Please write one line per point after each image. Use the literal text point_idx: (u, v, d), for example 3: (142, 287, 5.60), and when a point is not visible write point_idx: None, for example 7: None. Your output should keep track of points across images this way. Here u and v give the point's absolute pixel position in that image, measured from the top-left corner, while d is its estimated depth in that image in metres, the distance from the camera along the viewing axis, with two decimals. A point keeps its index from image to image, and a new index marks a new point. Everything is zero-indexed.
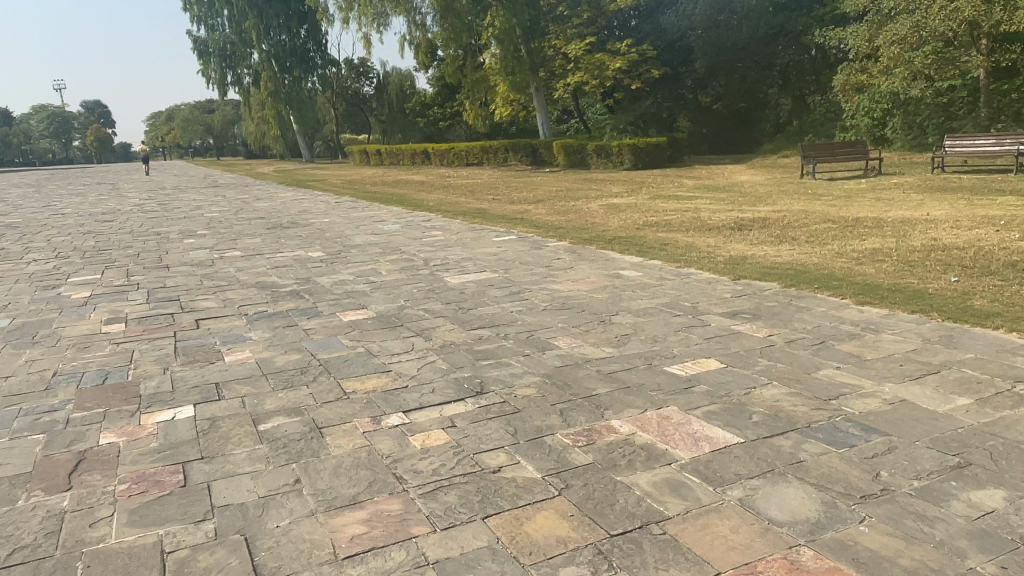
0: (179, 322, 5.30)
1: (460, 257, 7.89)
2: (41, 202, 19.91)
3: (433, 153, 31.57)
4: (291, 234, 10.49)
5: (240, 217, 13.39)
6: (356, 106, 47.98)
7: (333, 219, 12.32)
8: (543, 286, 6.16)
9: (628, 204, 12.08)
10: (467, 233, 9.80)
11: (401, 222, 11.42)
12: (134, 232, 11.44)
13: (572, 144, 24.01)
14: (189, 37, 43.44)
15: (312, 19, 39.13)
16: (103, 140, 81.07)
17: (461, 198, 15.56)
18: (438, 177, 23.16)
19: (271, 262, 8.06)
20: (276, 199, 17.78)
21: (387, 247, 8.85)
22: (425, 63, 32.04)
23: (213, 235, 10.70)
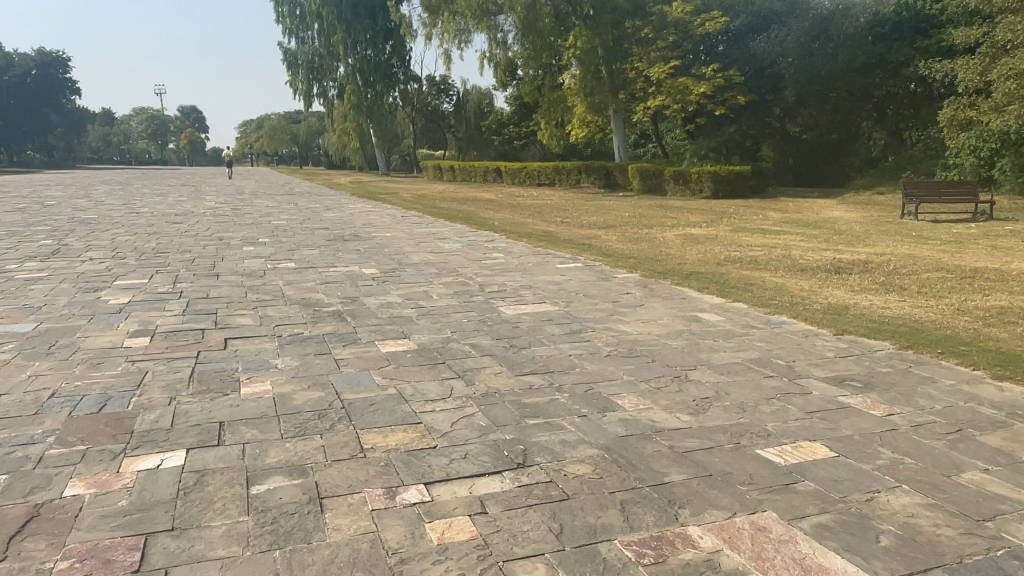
0: (206, 340, 4.84)
1: (519, 283, 7.26)
2: (122, 200, 20.45)
3: (506, 172, 31.22)
4: (349, 247, 10.12)
5: (303, 226, 13.20)
6: (435, 122, 48.44)
7: (394, 233, 11.93)
8: (609, 325, 5.44)
9: (707, 235, 11.22)
10: (530, 257, 9.19)
11: (462, 240, 10.92)
12: (196, 236, 11.33)
13: (648, 169, 23.15)
14: (279, 48, 44.82)
15: (397, 36, 39.66)
16: (196, 144, 85.06)
17: (530, 219, 15.01)
18: (509, 195, 22.70)
19: (321, 276, 7.63)
20: (345, 210, 17.64)
21: (444, 267, 8.32)
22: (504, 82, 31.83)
23: (272, 243, 10.45)
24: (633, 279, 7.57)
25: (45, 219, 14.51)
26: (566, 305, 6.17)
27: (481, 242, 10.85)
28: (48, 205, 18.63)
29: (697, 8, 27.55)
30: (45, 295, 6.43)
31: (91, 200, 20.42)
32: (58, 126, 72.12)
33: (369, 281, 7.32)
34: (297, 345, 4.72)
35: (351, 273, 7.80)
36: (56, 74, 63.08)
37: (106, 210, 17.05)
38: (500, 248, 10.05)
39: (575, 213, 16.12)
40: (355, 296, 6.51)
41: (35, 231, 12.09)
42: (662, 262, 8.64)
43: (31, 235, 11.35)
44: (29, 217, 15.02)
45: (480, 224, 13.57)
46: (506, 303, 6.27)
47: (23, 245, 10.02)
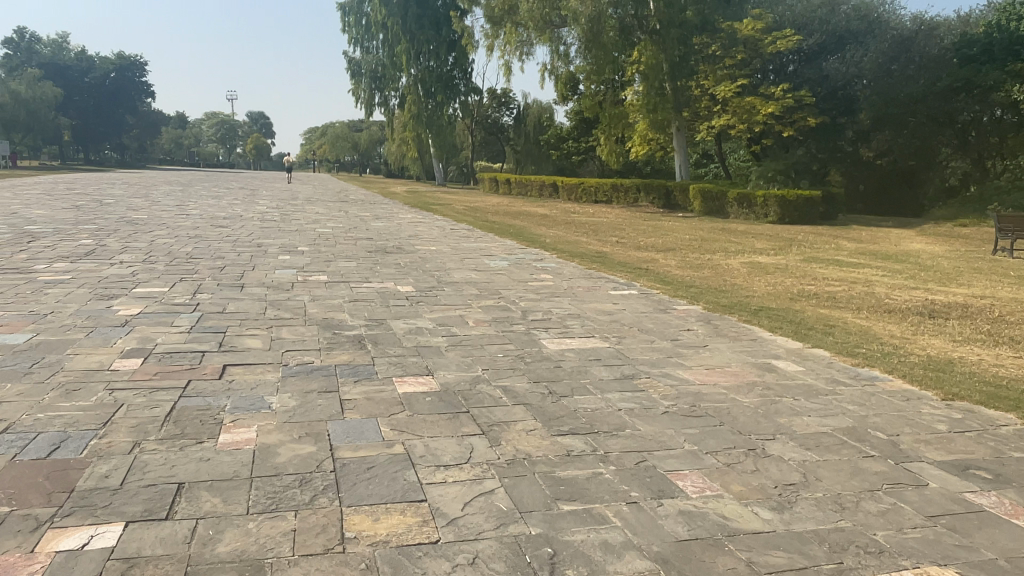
0: (204, 366, 4.26)
1: (566, 311, 6.52)
2: (179, 201, 20.57)
3: (563, 187, 30.53)
4: (389, 260, 9.57)
5: (348, 235, 12.77)
6: (494, 134, 48.17)
7: (439, 247, 11.36)
8: (667, 370, 4.65)
9: (776, 264, 10.27)
10: (579, 281, 8.44)
11: (509, 259, 10.26)
12: (236, 241, 10.98)
13: (711, 190, 22.12)
14: (344, 57, 45.29)
15: (460, 48, 39.49)
16: (262, 148, 87.30)
17: (583, 237, 14.27)
18: (564, 211, 22.00)
19: (352, 292, 7.06)
20: (394, 219, 17.25)
21: (486, 288, 7.65)
22: (563, 95, 31.25)
23: (311, 252, 10.00)
24: (695, 313, 6.74)
25: (97, 217, 14.51)
26: (618, 341, 5.40)
27: (530, 261, 10.16)
28: (106, 203, 18.83)
29: (770, 24, 26.37)
30: (57, 299, 6.02)
31: (149, 200, 20.60)
32: (134, 127, 75.09)
33: (401, 301, 6.70)
34: (302, 378, 4.09)
35: (384, 291, 7.20)
36: (133, 78, 65.67)
37: (159, 210, 17.07)
38: (548, 269, 9.34)
39: (631, 233, 15.30)
40: (383, 317, 5.88)
41: (80, 229, 11.96)
42: (727, 294, 7.79)
43: (75, 233, 11.21)
44: (82, 214, 15.09)
45: (530, 241, 12.93)
46: (549, 334, 5.54)
47: (62, 244, 9.82)
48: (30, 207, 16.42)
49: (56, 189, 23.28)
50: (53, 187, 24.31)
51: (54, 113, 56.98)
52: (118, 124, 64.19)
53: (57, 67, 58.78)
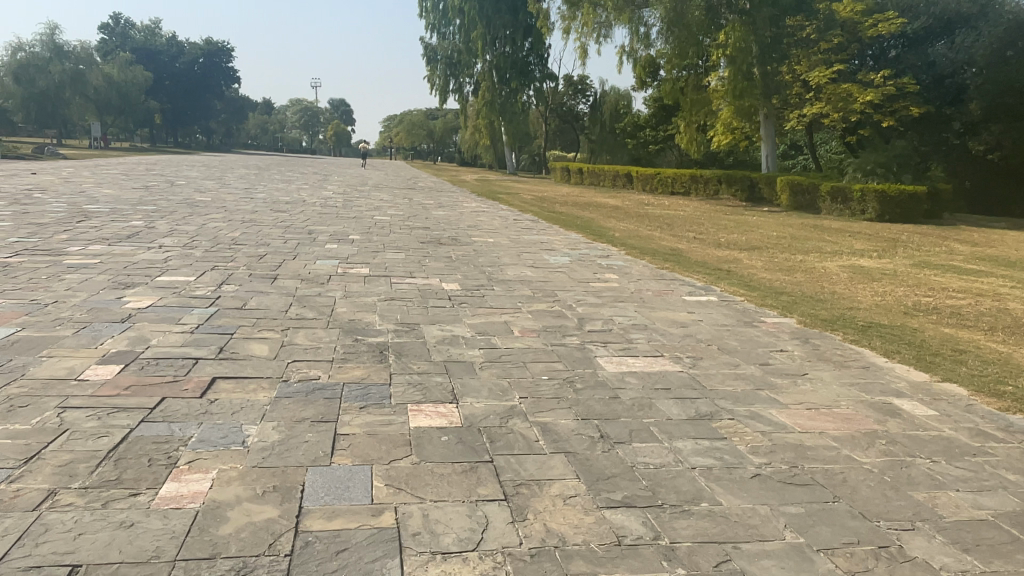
0: (189, 376, 3.57)
1: (631, 322, 5.57)
2: (248, 184, 20.63)
3: (637, 177, 29.25)
4: (440, 253, 8.81)
5: (405, 224, 12.13)
6: (569, 123, 47.02)
7: (498, 239, 10.57)
8: (755, 410, 3.67)
9: (880, 269, 9.01)
10: (647, 284, 7.44)
11: (572, 255, 9.37)
12: (287, 227, 10.51)
13: (800, 183, 20.50)
14: (421, 42, 45.07)
15: (537, 33, 38.54)
16: (341, 135, 88.95)
17: (656, 231, 13.24)
18: (638, 203, 20.90)
19: (391, 289, 6.31)
20: (457, 208, 16.59)
21: (541, 289, 6.78)
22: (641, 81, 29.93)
23: (361, 242, 9.38)
24: (786, 329, 5.67)
25: (161, 198, 14.48)
26: (692, 365, 4.42)
27: (595, 258, 9.21)
28: (178, 184, 19.04)
29: (870, 6, 24.32)
30: (69, 287, 5.53)
31: (220, 182, 20.75)
32: (221, 112, 78.03)
33: (443, 301, 5.91)
34: (297, 401, 3.33)
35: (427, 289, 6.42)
36: (220, 63, 68.19)
37: (226, 193, 17.03)
38: (615, 268, 8.37)
39: (710, 228, 14.13)
40: (418, 322, 5.09)
41: (138, 210, 11.79)
42: (826, 304, 6.70)
43: (130, 214, 11.02)
44: (149, 195, 15.12)
45: (598, 234, 12.00)
46: (610, 352, 4.62)
47: (112, 225, 9.57)
48: (104, 187, 16.66)
49: (137, 170, 23.93)
50: (134, 168, 25.03)
51: (147, 97, 59.86)
52: (205, 108, 66.85)
53: (151, 53, 61.70)
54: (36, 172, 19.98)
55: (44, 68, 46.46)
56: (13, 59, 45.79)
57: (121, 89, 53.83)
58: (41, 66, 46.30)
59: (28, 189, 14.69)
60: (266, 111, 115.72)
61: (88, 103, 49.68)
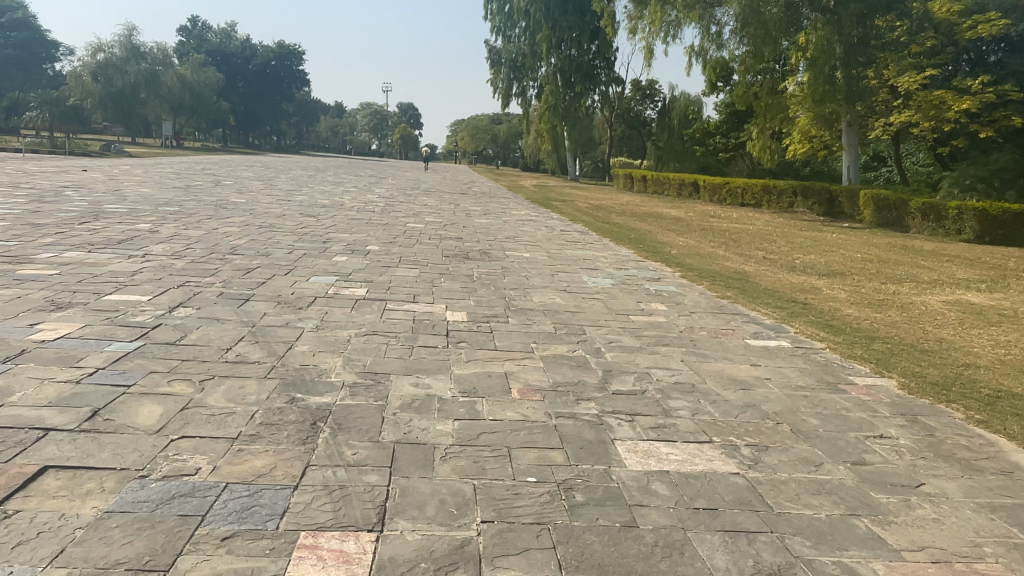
0: (5, 465, 2.51)
1: (674, 380, 4.22)
2: (295, 186, 20.15)
3: (705, 187, 27.55)
4: (461, 270, 7.66)
5: (437, 233, 11.08)
6: (635, 129, 45.39)
7: (534, 254, 9.34)
8: (848, 566, 2.32)
9: (995, 307, 7.36)
10: (703, 320, 6.07)
11: (616, 277, 8.08)
12: (303, 234, 9.59)
13: (886, 198, 18.54)
14: (485, 44, 44.17)
15: (604, 36, 37.16)
16: (407, 139, 89.45)
17: (720, 248, 11.76)
18: (703, 215, 19.34)
19: (379, 317, 5.16)
20: (503, 215, 15.53)
21: (567, 324, 5.51)
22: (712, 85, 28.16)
23: (378, 253, 8.34)
24: (886, 399, 4.23)
25: (193, 198, 13.95)
26: (751, 462, 3.08)
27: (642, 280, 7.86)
28: (224, 184, 18.69)
29: (969, 6, 22.09)
30: None
31: (266, 184, 20.30)
32: (291, 113, 79.83)
33: (437, 337, 4.74)
34: (128, 525, 2.20)
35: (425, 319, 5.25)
36: (291, 65, 69.67)
37: (267, 195, 16.47)
38: (665, 296, 7.02)
39: (783, 247, 12.53)
40: (390, 371, 3.91)
41: (159, 212, 11.13)
42: (934, 360, 5.19)
43: (146, 216, 10.35)
44: (184, 195, 14.64)
45: (652, 251, 10.61)
46: (636, 433, 3.30)
47: (114, 227, 8.84)
48: (146, 185, 16.35)
49: (192, 169, 23.95)
50: (190, 166, 25.11)
51: (220, 98, 61.72)
52: (275, 110, 68.46)
53: (225, 55, 63.58)
54: (91, 169, 20.03)
55: (122, 69, 48.43)
56: (94, 60, 47.82)
57: (194, 90, 55.57)
58: (119, 67, 48.21)
59: (65, 186, 14.44)
60: (337, 113, 118.15)
61: (162, 103, 51.46)
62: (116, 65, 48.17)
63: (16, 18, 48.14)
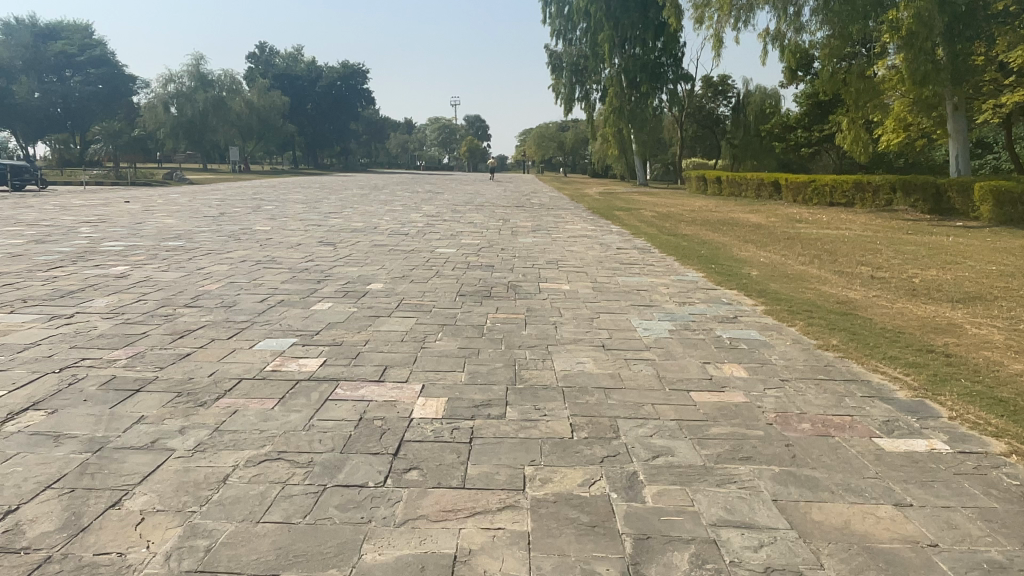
0: None
1: (763, 565, 2.32)
2: (338, 208, 19.07)
3: (787, 186, 24.98)
4: (470, 316, 5.92)
5: (465, 260, 9.43)
6: (708, 128, 42.85)
7: (575, 287, 7.52)
8: None
9: None
10: (804, 397, 4.08)
11: (679, 317, 6.15)
12: (300, 271, 8.11)
13: (1009, 190, 15.67)
14: (544, 50, 42.27)
15: (670, 31, 34.83)
16: (475, 151, 88.56)
17: (812, 264, 9.61)
18: (787, 219, 16.98)
19: (307, 419, 3.46)
20: (553, 231, 13.83)
21: (596, 414, 3.66)
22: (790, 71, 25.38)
23: (376, 296, 6.71)
24: None
25: (213, 229, 12.88)
26: None
27: (713, 323, 5.89)
28: (262, 210, 17.82)
29: None
30: None
31: (307, 207, 19.18)
32: (358, 132, 80.63)
33: (374, 463, 2.98)
34: None
35: (376, 418, 3.51)
36: (356, 85, 70.39)
37: (300, 220, 15.35)
38: (745, 350, 5.05)
39: (891, 259, 10.23)
40: (239, 568, 2.21)
41: (157, 248, 9.91)
42: None
43: (135, 255, 9.12)
44: (207, 225, 13.64)
45: (726, 273, 8.61)
46: None
47: (80, 273, 7.60)
48: (176, 216, 15.53)
49: (241, 196, 23.40)
50: (240, 193, 24.51)
51: (287, 121, 62.85)
52: (342, 129, 69.06)
53: (291, 78, 64.73)
54: (133, 201, 19.60)
55: (191, 97, 49.69)
56: (165, 90, 49.52)
57: (262, 114, 56.25)
58: (188, 96, 49.60)
59: (86, 222, 13.61)
60: (406, 130, 119.55)
61: (231, 129, 52.49)
62: (185, 95, 49.65)
63: (95, 55, 49.55)
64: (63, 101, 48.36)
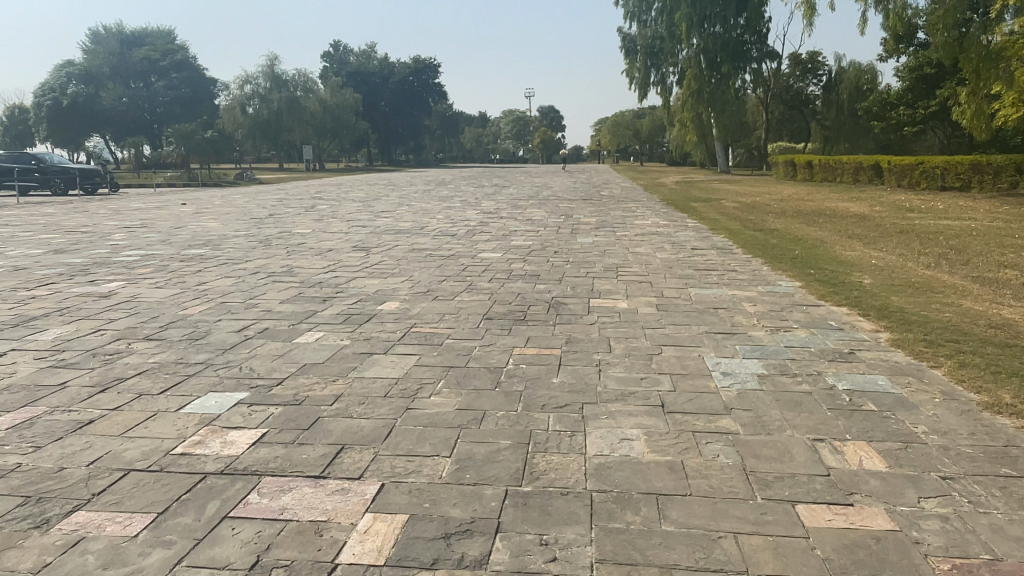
0: None
1: None
2: (392, 206, 18.07)
3: (889, 168, 22.43)
4: (489, 353, 4.54)
5: (508, 268, 8.08)
6: (796, 109, 39.90)
7: (636, 304, 6.02)
8: None
9: None
10: (991, 521, 2.47)
11: (771, 351, 4.58)
12: (310, 285, 6.96)
13: None
14: (618, 33, 40.13)
15: (754, 5, 32.20)
16: (549, 142, 86.87)
17: (937, 267, 7.74)
18: (894, 208, 14.81)
19: (165, 570, 2.18)
20: (620, 228, 12.30)
21: (638, 564, 2.21)
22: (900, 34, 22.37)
23: (383, 321, 5.42)
24: None
25: (249, 232, 12.04)
26: None
27: (822, 364, 4.28)
28: (315, 209, 17.02)
29: None
30: None
31: (361, 206, 18.25)
32: (430, 127, 80.52)
33: None
34: None
35: (277, 567, 2.19)
36: (427, 79, 70.38)
37: (347, 219, 14.41)
38: (875, 416, 3.44)
39: None
40: None
41: (173, 258, 9.02)
42: None
43: (142, 267, 8.21)
44: (246, 228, 12.83)
45: (831, 282, 6.89)
46: None
47: (63, 292, 6.69)
48: (222, 218, 14.89)
49: (301, 195, 22.83)
50: (301, 193, 23.97)
51: (360, 118, 63.27)
52: (414, 124, 68.95)
53: (364, 76, 65.12)
54: (191, 203, 19.23)
55: (267, 97, 50.66)
56: (242, 92, 50.72)
57: (335, 113, 56.12)
58: (264, 97, 50.52)
59: (124, 229, 13.01)
60: (480, 124, 119.33)
61: (305, 128, 53.08)
62: (261, 95, 50.63)
63: (177, 60, 51.49)
64: (149, 106, 50.54)
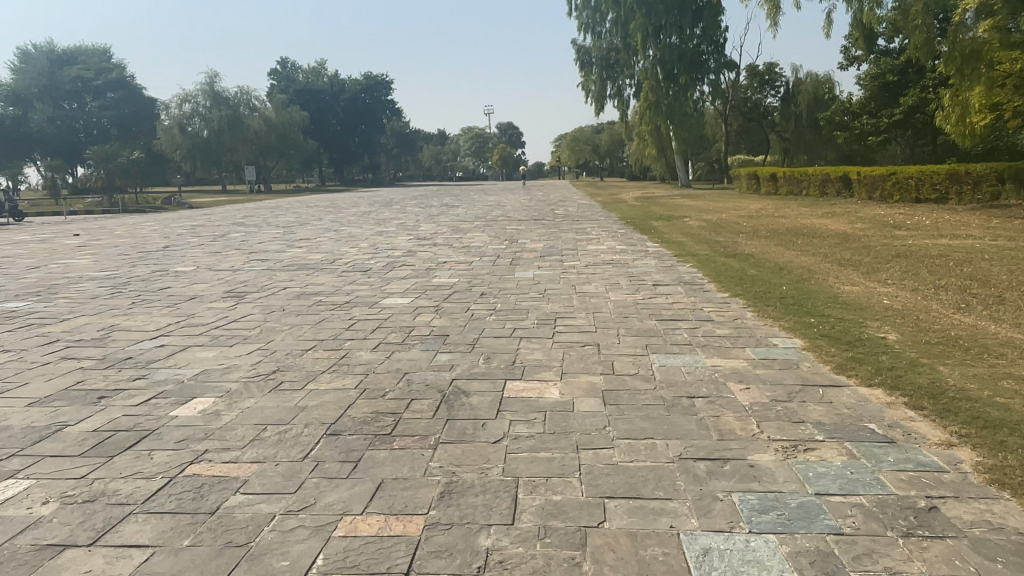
0: None
1: None
2: (316, 233, 15.88)
3: (859, 180, 21.02)
4: (290, 534, 2.48)
5: (411, 322, 6.03)
6: (755, 121, 38.76)
7: (572, 391, 4.02)
8: None
9: None
10: None
11: (795, 505, 2.60)
12: (110, 365, 4.85)
13: None
14: (572, 44, 38.42)
15: (710, 14, 30.86)
16: (508, 158, 85.17)
17: (971, 310, 5.90)
18: (878, 224, 13.20)
19: None
20: (569, 257, 10.36)
21: None
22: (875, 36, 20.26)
23: (157, 447, 3.33)
24: None
25: (114, 273, 9.75)
26: None
27: (894, 549, 2.31)
28: (224, 238, 14.75)
29: None
30: None
31: (280, 233, 16.01)
32: (386, 145, 78.20)
33: None
34: None
35: None
36: (380, 96, 68.33)
37: (251, 251, 12.21)
38: None
39: None
40: None
41: None
42: None
43: None
44: (119, 266, 10.56)
45: (844, 339, 4.99)
46: None
47: None
48: (103, 253, 12.52)
49: (222, 220, 20.47)
50: (223, 218, 21.53)
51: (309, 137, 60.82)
52: (368, 142, 66.67)
53: (313, 93, 62.45)
54: (87, 234, 16.80)
55: (206, 116, 48.09)
56: (180, 111, 47.81)
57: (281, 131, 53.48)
58: (205, 116, 48.10)
59: None
60: (440, 141, 117.45)
61: (250, 148, 50.40)
62: (201, 115, 48.09)
63: (111, 78, 48.13)
64: (84, 128, 47.34)
